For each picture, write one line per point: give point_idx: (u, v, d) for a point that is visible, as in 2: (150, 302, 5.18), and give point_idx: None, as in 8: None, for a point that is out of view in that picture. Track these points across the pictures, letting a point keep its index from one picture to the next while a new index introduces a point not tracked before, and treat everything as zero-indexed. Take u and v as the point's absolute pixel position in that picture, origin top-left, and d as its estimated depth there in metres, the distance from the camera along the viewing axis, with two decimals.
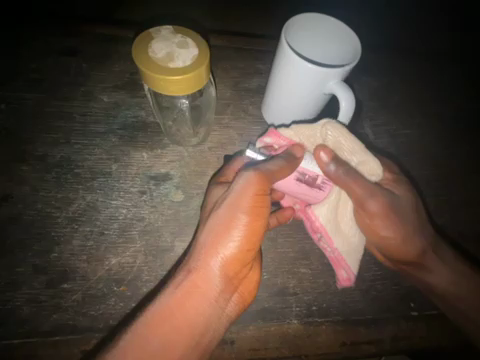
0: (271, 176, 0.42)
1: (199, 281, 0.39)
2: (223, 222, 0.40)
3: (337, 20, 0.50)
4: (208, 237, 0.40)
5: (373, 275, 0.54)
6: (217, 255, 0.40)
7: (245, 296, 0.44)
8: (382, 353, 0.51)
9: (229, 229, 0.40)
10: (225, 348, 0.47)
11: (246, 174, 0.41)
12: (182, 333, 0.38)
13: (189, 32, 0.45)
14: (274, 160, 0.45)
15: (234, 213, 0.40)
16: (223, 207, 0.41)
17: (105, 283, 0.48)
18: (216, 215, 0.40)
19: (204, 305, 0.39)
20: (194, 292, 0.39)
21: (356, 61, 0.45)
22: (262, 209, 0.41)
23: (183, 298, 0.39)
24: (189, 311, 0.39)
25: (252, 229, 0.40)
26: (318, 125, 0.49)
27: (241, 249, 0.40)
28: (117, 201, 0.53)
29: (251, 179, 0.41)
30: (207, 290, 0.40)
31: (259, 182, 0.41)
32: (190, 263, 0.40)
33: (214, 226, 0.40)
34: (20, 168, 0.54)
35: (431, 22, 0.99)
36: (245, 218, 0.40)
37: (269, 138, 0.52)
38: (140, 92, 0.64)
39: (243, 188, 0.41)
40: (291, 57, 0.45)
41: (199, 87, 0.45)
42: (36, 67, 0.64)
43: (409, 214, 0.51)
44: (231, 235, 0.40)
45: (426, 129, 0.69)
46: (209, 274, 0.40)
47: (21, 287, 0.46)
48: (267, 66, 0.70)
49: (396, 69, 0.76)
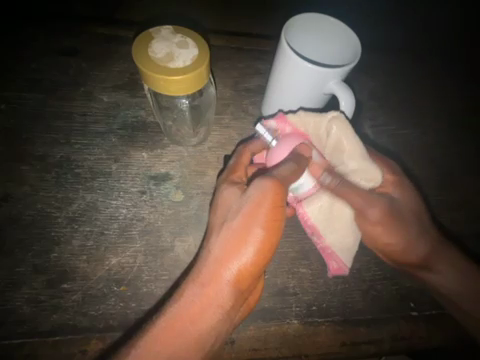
0: (286, 181, 0.41)
1: (212, 295, 0.40)
2: (237, 236, 0.39)
3: (337, 20, 0.50)
4: (221, 251, 0.40)
5: (372, 275, 0.54)
6: (230, 270, 0.40)
7: (251, 302, 0.46)
8: (382, 353, 0.51)
9: (243, 244, 0.39)
10: (225, 349, 0.47)
11: (262, 182, 0.39)
12: (193, 346, 0.39)
13: (189, 32, 0.45)
14: (285, 162, 0.42)
15: (249, 227, 0.39)
16: (238, 221, 0.40)
17: (105, 283, 0.48)
18: (230, 228, 0.40)
19: (215, 318, 0.40)
20: (206, 306, 0.40)
21: (356, 61, 0.45)
22: (279, 222, 0.39)
23: (194, 312, 0.40)
24: (200, 324, 0.40)
25: (267, 245, 0.39)
26: (325, 116, 0.47)
27: (255, 264, 0.40)
28: (117, 201, 0.53)
29: (267, 190, 0.39)
30: (218, 303, 0.40)
31: (275, 194, 0.39)
32: (203, 275, 0.40)
33: (228, 239, 0.40)
34: (20, 168, 0.54)
35: (431, 22, 0.99)
36: (261, 233, 0.39)
37: (274, 122, 0.48)
38: (140, 92, 0.64)
39: (258, 199, 0.39)
40: (291, 57, 0.45)
41: (199, 87, 0.44)
42: (36, 67, 0.64)
43: (411, 219, 0.52)
44: (245, 251, 0.39)
45: (426, 130, 0.69)
46: (221, 289, 0.40)
47: (20, 287, 0.46)
48: (267, 66, 0.70)
49: (396, 69, 0.76)
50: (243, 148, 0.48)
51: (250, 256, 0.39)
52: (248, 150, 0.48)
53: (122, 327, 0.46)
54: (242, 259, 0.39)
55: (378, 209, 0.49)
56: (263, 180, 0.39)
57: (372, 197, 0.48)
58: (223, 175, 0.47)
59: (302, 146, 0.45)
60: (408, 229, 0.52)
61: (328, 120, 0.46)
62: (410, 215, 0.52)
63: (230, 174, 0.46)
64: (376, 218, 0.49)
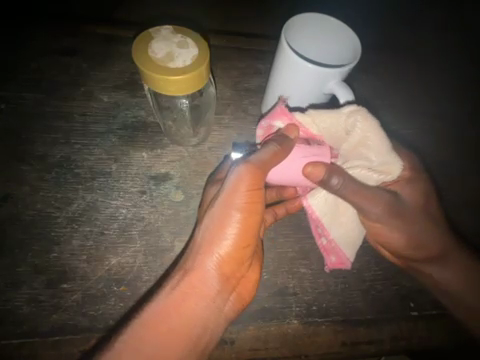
0: (264, 166, 0.41)
1: (196, 282, 0.41)
2: (217, 221, 0.41)
3: (337, 20, 0.50)
4: (203, 238, 0.41)
5: (373, 275, 0.54)
6: (213, 255, 0.41)
7: (245, 295, 0.45)
8: (382, 353, 0.51)
9: (223, 227, 0.41)
10: (225, 348, 0.47)
11: (237, 168, 0.41)
12: (180, 336, 0.39)
13: (189, 32, 0.45)
14: (266, 146, 0.42)
15: (227, 211, 0.41)
16: (217, 207, 0.41)
17: (105, 283, 0.48)
18: (210, 216, 0.41)
19: (200, 306, 0.40)
20: (190, 293, 0.40)
21: (356, 61, 0.45)
22: (256, 204, 0.41)
23: (179, 299, 0.40)
24: (186, 312, 0.40)
25: (246, 224, 0.41)
26: (343, 112, 0.45)
27: (236, 247, 0.41)
28: (117, 201, 0.53)
29: (241, 173, 0.40)
30: (202, 290, 0.41)
31: (251, 177, 0.40)
32: (187, 264, 0.41)
33: (209, 226, 0.41)
34: (20, 168, 0.54)
35: (431, 21, 0.99)
36: (239, 216, 0.41)
37: (280, 120, 0.47)
38: (140, 92, 0.64)
39: (234, 184, 0.40)
40: (292, 57, 0.45)
41: (198, 87, 0.44)
42: (36, 67, 0.64)
43: (416, 214, 0.51)
44: (225, 234, 0.41)
45: (427, 129, 0.69)
46: (205, 274, 0.41)
47: (20, 287, 0.46)
48: (268, 66, 0.70)
49: (396, 69, 0.76)
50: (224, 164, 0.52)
51: (232, 237, 0.41)
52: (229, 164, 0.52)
53: (122, 326, 0.46)
54: (224, 243, 0.41)
55: (381, 206, 0.47)
56: (238, 166, 0.41)
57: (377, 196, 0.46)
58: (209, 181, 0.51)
59: (288, 127, 0.46)
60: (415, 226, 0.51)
61: (347, 115, 0.45)
62: (411, 215, 0.50)
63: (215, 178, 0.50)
64: (379, 214, 0.47)
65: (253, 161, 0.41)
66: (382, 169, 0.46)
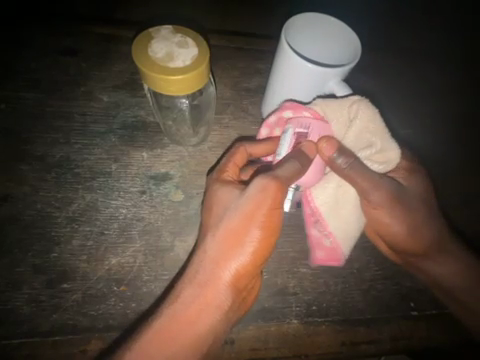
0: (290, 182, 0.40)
1: (208, 297, 0.40)
2: (235, 235, 0.39)
3: (336, 20, 0.50)
4: (218, 251, 0.40)
5: (373, 275, 0.53)
6: (228, 270, 0.39)
7: (250, 300, 0.45)
8: (382, 353, 0.51)
9: (241, 243, 0.39)
10: (225, 349, 0.47)
11: (263, 180, 0.39)
12: (190, 347, 0.39)
13: (189, 32, 0.45)
14: (289, 161, 0.41)
15: (247, 226, 0.39)
16: (236, 220, 0.39)
17: (105, 283, 0.48)
18: (228, 228, 0.39)
19: (212, 320, 0.40)
20: (203, 308, 0.40)
21: (355, 61, 0.45)
22: (277, 221, 0.39)
23: (192, 313, 0.40)
24: (198, 326, 0.40)
25: (266, 242, 0.39)
26: (348, 101, 0.46)
27: (253, 263, 0.40)
28: (117, 201, 0.53)
29: (267, 189, 0.39)
30: (215, 304, 0.40)
31: (275, 194, 0.39)
32: (200, 277, 0.40)
33: (225, 239, 0.39)
34: (20, 168, 0.54)
35: (431, 21, 0.99)
36: (258, 234, 0.39)
37: (289, 111, 0.46)
38: (140, 92, 0.64)
39: (257, 198, 0.39)
40: (291, 57, 0.45)
41: (198, 88, 0.45)
42: (36, 67, 0.64)
43: (418, 203, 0.51)
44: (243, 250, 0.39)
45: (427, 129, 0.69)
46: (219, 290, 0.40)
47: (20, 287, 0.46)
48: (268, 66, 0.70)
49: (396, 69, 0.76)
50: (238, 146, 0.48)
51: (247, 254, 0.39)
52: (243, 146, 0.48)
53: (122, 327, 0.46)
54: (239, 259, 0.39)
55: (385, 192, 0.46)
56: (264, 178, 0.39)
57: (378, 181, 0.46)
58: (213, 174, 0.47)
59: (306, 147, 0.43)
60: (418, 218, 0.50)
61: (350, 104, 0.45)
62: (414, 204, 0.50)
63: (222, 173, 0.46)
64: (379, 201, 0.47)
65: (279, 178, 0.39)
66: (380, 158, 0.46)
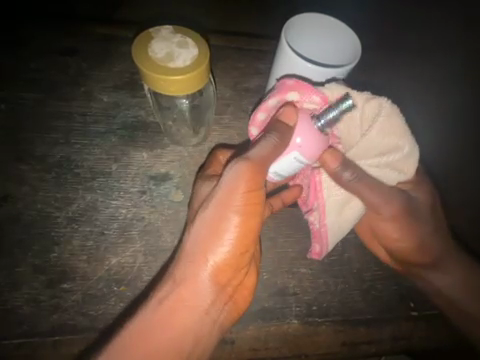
0: (263, 162, 0.39)
1: (188, 289, 0.40)
2: (212, 222, 0.39)
3: (337, 21, 0.51)
4: (197, 241, 0.40)
5: (372, 275, 0.53)
6: (207, 260, 0.40)
7: (240, 303, 0.44)
8: (382, 353, 0.51)
9: (219, 230, 0.39)
10: (225, 348, 0.47)
11: (237, 165, 0.39)
12: (171, 342, 0.39)
13: (189, 32, 0.45)
14: (264, 140, 0.40)
15: (224, 213, 0.39)
16: (213, 207, 0.39)
17: (105, 283, 0.48)
18: (205, 217, 0.39)
19: (193, 316, 0.40)
20: (184, 300, 0.40)
21: (355, 62, 0.46)
22: (254, 207, 0.39)
23: (172, 306, 0.40)
24: (179, 319, 0.40)
25: (244, 228, 0.39)
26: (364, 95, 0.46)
27: (232, 251, 0.40)
28: (117, 201, 0.53)
29: (241, 173, 0.38)
30: (195, 296, 0.40)
31: (249, 178, 0.38)
32: (179, 269, 0.40)
33: (203, 226, 0.39)
34: (20, 168, 0.54)
35: (431, 21, 0.99)
36: (236, 220, 0.39)
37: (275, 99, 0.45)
38: (140, 92, 0.64)
39: (233, 181, 0.38)
40: (291, 56, 0.45)
41: (199, 88, 0.45)
42: (36, 67, 0.64)
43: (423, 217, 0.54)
44: (221, 237, 0.39)
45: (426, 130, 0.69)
46: (199, 284, 0.40)
47: (20, 287, 0.47)
48: (268, 66, 0.70)
49: (396, 69, 0.76)
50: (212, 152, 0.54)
51: (226, 242, 0.39)
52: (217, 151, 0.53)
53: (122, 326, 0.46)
54: (218, 250, 0.39)
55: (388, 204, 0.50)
56: (238, 162, 0.39)
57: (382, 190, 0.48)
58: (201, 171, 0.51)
59: (285, 112, 0.42)
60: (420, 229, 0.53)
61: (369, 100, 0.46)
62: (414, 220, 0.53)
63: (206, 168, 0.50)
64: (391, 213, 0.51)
65: (253, 159, 0.39)
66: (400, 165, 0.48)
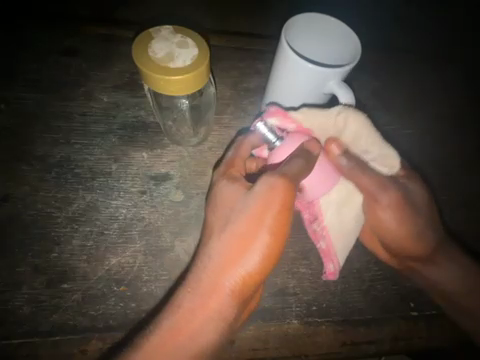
0: (296, 178, 0.40)
1: (213, 301, 0.40)
2: (240, 238, 0.40)
3: (337, 21, 0.50)
4: (223, 254, 0.40)
5: (372, 275, 0.53)
6: (233, 274, 0.40)
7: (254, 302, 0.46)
8: (382, 354, 0.51)
9: (247, 247, 0.40)
10: (225, 348, 0.47)
11: (270, 179, 0.39)
12: (193, 352, 0.40)
13: (189, 32, 0.45)
14: (293, 159, 0.40)
15: (254, 230, 0.39)
16: (242, 222, 0.40)
17: (105, 283, 0.48)
18: (233, 230, 0.40)
19: (216, 326, 0.40)
20: (208, 312, 0.40)
21: (355, 61, 0.45)
22: (285, 225, 0.40)
23: (195, 318, 0.40)
24: (202, 332, 0.40)
25: (272, 246, 0.40)
26: (333, 111, 0.47)
27: (259, 268, 0.40)
28: (117, 201, 0.53)
29: (275, 188, 0.39)
30: (219, 310, 0.40)
31: (286, 192, 0.39)
32: (204, 280, 0.40)
33: (231, 241, 0.40)
34: (20, 168, 0.54)
35: (431, 22, 0.99)
36: (266, 236, 0.39)
37: (274, 118, 0.44)
38: (140, 92, 0.64)
39: (266, 197, 0.39)
40: (291, 56, 0.45)
41: (199, 87, 0.44)
42: (37, 67, 0.64)
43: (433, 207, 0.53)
44: (250, 253, 0.39)
45: (428, 129, 0.69)
46: (226, 291, 0.40)
47: (20, 287, 0.46)
48: (267, 66, 0.70)
49: (397, 69, 0.76)
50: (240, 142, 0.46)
51: (254, 258, 0.39)
52: (246, 143, 0.46)
53: (122, 327, 0.46)
54: (245, 263, 0.40)
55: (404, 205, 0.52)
56: (271, 175, 0.40)
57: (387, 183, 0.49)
58: (221, 168, 0.46)
59: (310, 144, 0.42)
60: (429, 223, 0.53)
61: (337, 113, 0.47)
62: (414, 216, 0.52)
63: (227, 169, 0.46)
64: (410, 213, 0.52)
65: (286, 175, 0.39)
66: (382, 162, 0.49)
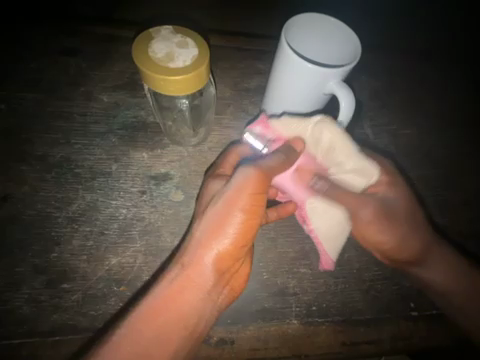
0: (271, 173, 0.41)
1: (192, 276, 0.40)
2: (219, 216, 0.39)
3: (337, 20, 0.50)
4: (203, 233, 0.39)
5: (372, 275, 0.53)
6: (212, 249, 0.39)
7: (237, 286, 0.45)
8: (382, 353, 0.51)
9: (226, 224, 0.39)
10: (225, 348, 0.47)
11: (246, 169, 0.39)
12: (175, 325, 0.39)
13: (188, 32, 0.45)
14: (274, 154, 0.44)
15: (232, 209, 0.39)
16: (221, 203, 0.39)
17: (105, 283, 0.48)
18: (213, 211, 0.40)
19: (197, 299, 0.40)
20: (187, 288, 0.40)
21: (355, 62, 0.45)
22: (258, 206, 0.39)
23: (176, 292, 0.39)
24: (183, 306, 0.40)
25: (248, 227, 0.39)
26: (311, 121, 0.48)
27: (236, 245, 0.39)
28: (117, 201, 0.53)
29: (250, 174, 0.39)
30: (199, 284, 0.40)
31: (259, 179, 0.39)
32: (184, 257, 0.40)
33: (210, 220, 0.39)
34: (20, 168, 0.54)
35: (431, 22, 0.99)
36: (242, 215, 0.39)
37: (258, 127, 0.50)
38: (140, 92, 0.64)
39: (241, 184, 0.39)
40: (291, 57, 0.45)
41: (198, 88, 0.45)
42: (37, 67, 0.64)
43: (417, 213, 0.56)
44: (227, 230, 0.39)
45: (427, 129, 0.69)
46: (201, 271, 0.40)
47: (21, 287, 0.47)
48: (267, 66, 0.70)
49: (397, 68, 0.76)
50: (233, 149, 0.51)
51: (231, 236, 0.39)
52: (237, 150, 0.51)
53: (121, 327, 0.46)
54: (222, 241, 0.39)
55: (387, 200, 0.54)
56: (247, 167, 0.40)
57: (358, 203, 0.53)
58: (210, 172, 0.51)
59: (295, 140, 0.48)
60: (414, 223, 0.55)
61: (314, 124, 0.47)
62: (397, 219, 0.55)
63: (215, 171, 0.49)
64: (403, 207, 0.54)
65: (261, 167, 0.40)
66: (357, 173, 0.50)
